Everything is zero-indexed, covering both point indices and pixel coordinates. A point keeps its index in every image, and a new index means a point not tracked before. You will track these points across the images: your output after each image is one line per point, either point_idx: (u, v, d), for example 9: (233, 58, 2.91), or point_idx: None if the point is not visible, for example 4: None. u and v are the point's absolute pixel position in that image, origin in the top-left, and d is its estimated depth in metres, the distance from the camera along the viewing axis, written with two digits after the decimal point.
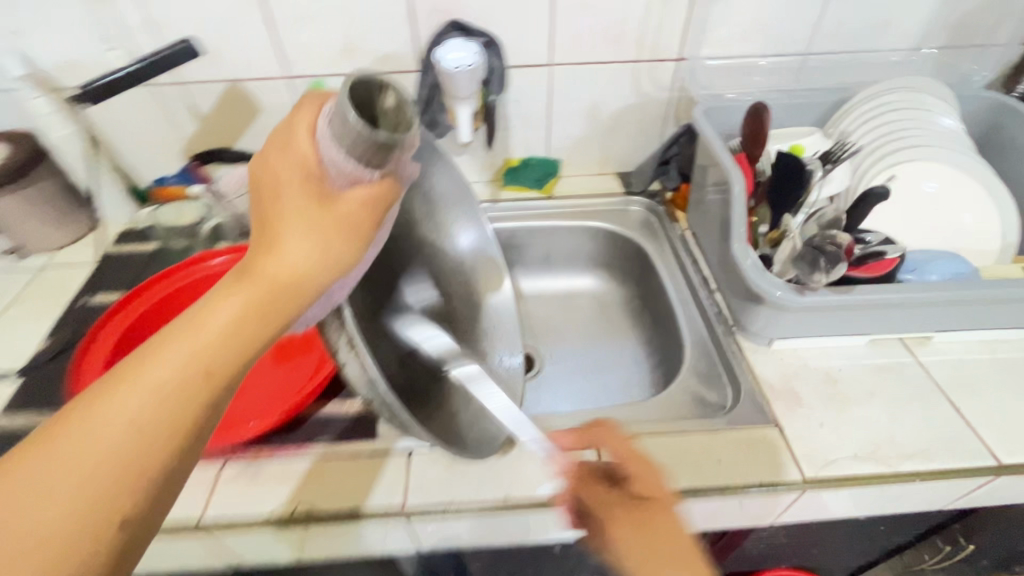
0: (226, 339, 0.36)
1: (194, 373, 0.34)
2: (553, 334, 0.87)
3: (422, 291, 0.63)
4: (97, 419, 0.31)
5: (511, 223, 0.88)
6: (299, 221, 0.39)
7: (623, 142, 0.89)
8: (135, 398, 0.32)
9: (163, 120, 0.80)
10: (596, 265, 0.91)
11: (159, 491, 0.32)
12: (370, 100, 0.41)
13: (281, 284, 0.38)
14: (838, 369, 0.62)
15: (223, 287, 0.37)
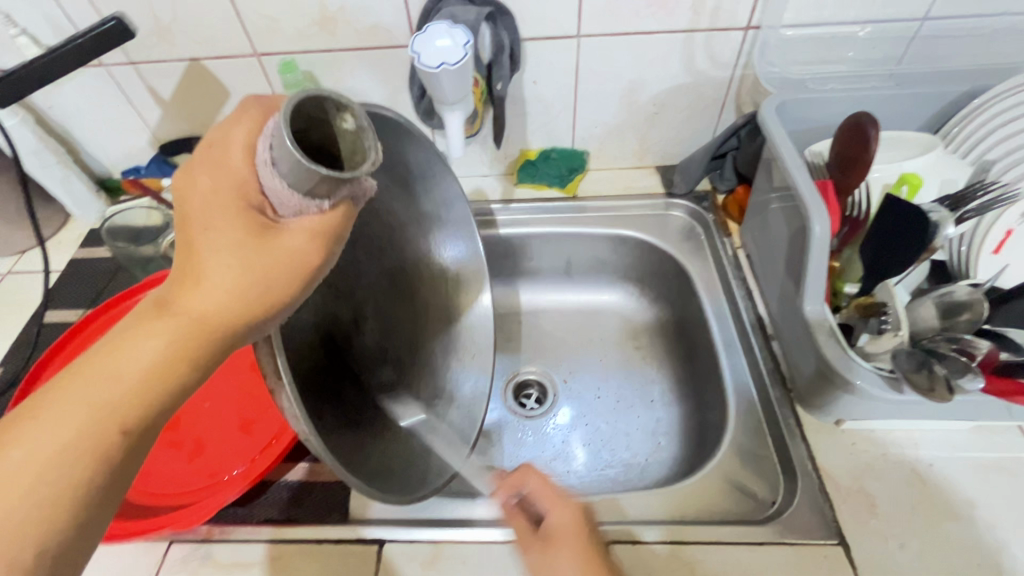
0: (131, 384, 0.28)
1: (106, 427, 0.28)
2: (572, 361, 0.74)
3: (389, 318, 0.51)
4: (0, 468, 0.26)
5: (528, 227, 0.73)
6: (224, 240, 0.28)
7: (668, 131, 0.72)
8: (44, 439, 0.27)
9: (121, 106, 0.68)
10: (628, 277, 0.76)
11: (63, 561, 0.27)
12: (332, 120, 0.27)
13: (195, 331, 0.29)
14: (930, 464, 0.48)
15: (142, 313, 0.29)
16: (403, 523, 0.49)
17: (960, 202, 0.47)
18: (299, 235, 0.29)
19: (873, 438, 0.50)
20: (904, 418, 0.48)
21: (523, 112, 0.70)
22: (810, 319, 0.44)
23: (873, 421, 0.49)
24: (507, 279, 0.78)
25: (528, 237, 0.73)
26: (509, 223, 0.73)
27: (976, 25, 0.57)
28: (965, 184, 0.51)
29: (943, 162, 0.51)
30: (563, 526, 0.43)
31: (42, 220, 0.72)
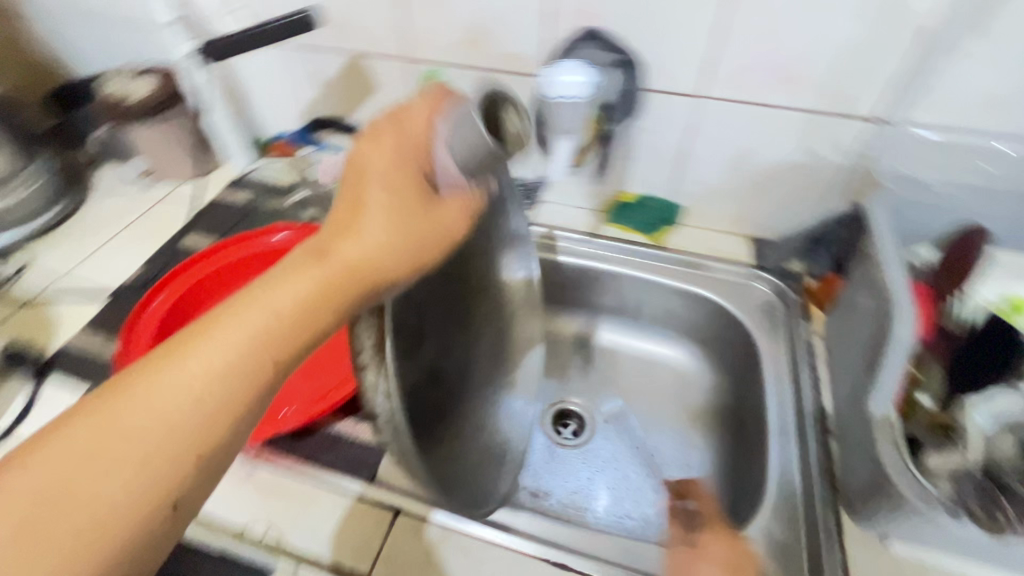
0: (291, 307, 0.34)
1: (265, 353, 0.33)
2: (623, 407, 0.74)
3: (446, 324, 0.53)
4: (164, 386, 0.30)
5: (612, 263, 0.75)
6: (382, 197, 0.39)
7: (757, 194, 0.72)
8: (208, 355, 0.31)
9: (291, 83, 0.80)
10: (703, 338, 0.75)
11: (205, 480, 0.30)
12: (501, 110, 0.45)
13: (366, 273, 0.37)
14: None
15: (317, 252, 0.36)
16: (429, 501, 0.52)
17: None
18: (446, 216, 0.41)
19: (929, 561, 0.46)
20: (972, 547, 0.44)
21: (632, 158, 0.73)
22: (877, 416, 0.42)
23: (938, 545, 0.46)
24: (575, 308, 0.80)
25: (611, 275, 0.75)
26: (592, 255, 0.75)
27: None
28: None
29: None
30: (718, 548, 0.47)
31: (199, 160, 0.85)
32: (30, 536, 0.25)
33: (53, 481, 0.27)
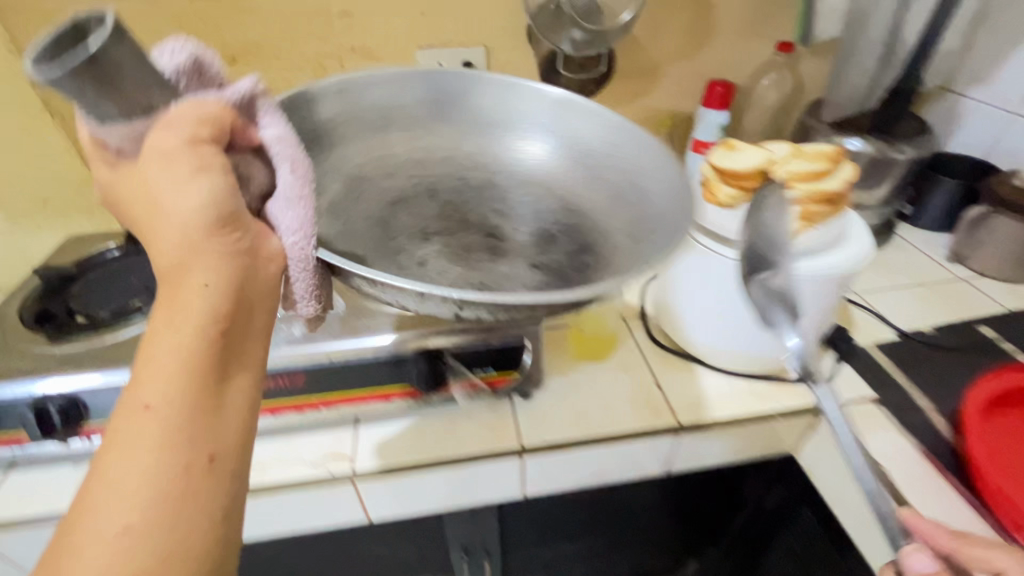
0: (180, 235, 0.37)
1: (182, 281, 0.37)
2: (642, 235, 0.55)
3: (526, 192, 0.63)
4: (152, 362, 0.36)
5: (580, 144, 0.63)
6: (145, 170, 0.37)
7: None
8: (170, 345, 0.36)
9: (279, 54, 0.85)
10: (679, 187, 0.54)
11: (216, 413, 0.36)
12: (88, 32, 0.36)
13: (225, 210, 0.38)
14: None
15: (175, 223, 0.37)
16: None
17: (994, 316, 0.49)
18: (171, 139, 0.37)
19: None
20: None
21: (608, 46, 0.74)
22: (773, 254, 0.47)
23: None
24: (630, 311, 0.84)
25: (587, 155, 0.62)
26: (569, 144, 0.63)
27: None
28: None
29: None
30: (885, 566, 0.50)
31: None
32: (134, 480, 0.33)
33: (136, 464, 0.33)
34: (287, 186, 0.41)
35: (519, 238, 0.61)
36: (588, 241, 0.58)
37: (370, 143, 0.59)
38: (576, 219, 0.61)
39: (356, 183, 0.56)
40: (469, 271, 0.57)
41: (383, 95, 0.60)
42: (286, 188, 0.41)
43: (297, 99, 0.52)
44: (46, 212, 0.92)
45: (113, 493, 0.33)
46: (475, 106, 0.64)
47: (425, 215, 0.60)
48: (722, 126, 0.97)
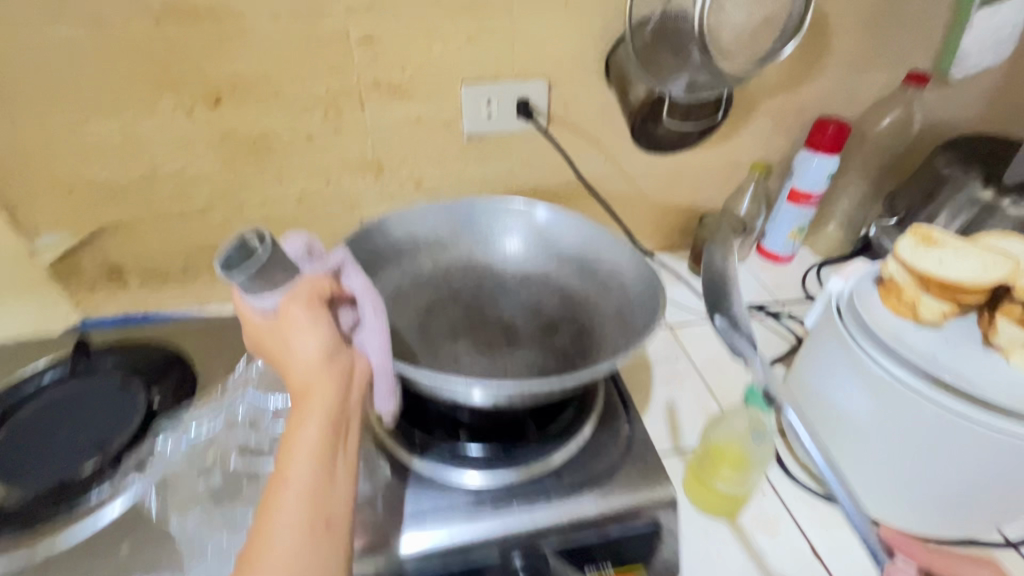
0: (307, 377, 0.47)
1: (312, 406, 0.46)
2: (626, 314, 0.63)
3: (520, 288, 0.70)
4: (293, 457, 0.45)
5: (562, 240, 0.72)
6: (283, 331, 0.48)
7: (671, 122, 0.69)
8: (302, 444, 0.45)
9: (228, 108, 0.77)
10: (644, 263, 0.65)
11: (327, 515, 0.44)
12: (246, 241, 0.49)
13: (333, 347, 0.48)
14: (987, 428, 0.51)
15: (300, 363, 0.47)
16: (473, 510, 0.53)
17: (929, 370, 0.53)
18: (293, 309, 0.47)
19: (903, 385, 0.55)
20: (926, 353, 0.53)
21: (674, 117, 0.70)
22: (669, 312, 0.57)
23: (893, 344, 0.55)
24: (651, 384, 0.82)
25: (574, 248, 0.71)
26: (548, 232, 0.72)
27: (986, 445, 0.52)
28: (927, 365, 0.53)
29: (931, 359, 0.53)
30: None
31: None
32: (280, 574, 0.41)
33: (282, 536, 0.42)
34: (376, 323, 0.51)
35: (523, 326, 0.67)
36: (583, 326, 0.65)
37: (405, 267, 0.69)
38: (574, 304, 0.68)
39: (398, 306, 0.66)
40: (494, 361, 0.63)
41: (414, 218, 0.70)
42: (373, 330, 0.51)
43: (369, 229, 0.66)
44: None
45: (270, 555, 0.41)
46: (474, 208, 0.73)
47: (453, 319, 0.67)
48: (801, 226, 1.01)
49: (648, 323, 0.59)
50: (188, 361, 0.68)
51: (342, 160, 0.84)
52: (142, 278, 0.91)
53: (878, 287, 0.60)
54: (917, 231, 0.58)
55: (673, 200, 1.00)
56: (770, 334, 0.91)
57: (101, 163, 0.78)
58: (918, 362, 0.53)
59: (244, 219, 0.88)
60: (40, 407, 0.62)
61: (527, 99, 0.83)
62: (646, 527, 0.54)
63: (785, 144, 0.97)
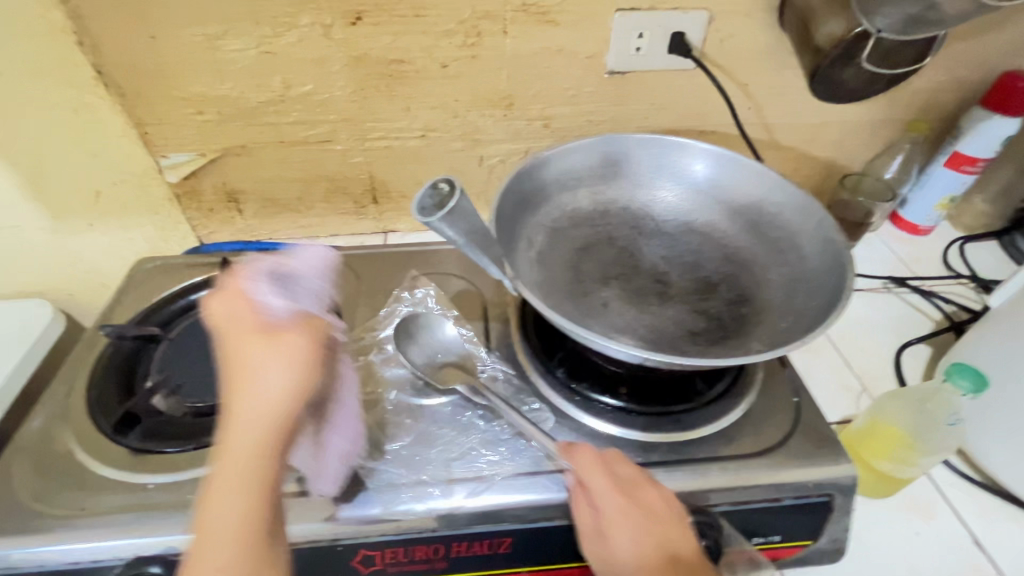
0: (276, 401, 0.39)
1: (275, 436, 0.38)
2: (797, 285, 0.58)
3: (670, 238, 0.67)
4: (223, 490, 0.37)
5: (729, 194, 0.67)
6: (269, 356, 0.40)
7: (868, 65, 0.62)
8: (239, 446, 0.37)
9: (367, 29, 0.72)
10: (828, 236, 0.58)
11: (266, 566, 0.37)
12: (435, 184, 0.44)
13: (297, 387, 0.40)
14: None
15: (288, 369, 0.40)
16: (639, 465, 0.51)
17: None
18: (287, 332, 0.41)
19: None
20: None
21: (872, 58, 0.63)
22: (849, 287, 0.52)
23: None
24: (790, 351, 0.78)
25: (741, 204, 0.66)
26: (708, 183, 0.67)
27: None
28: None
29: None
30: None
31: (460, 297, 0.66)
32: None
33: None
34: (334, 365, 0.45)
35: (675, 278, 0.64)
36: (745, 291, 0.61)
37: (562, 206, 0.68)
38: (732, 262, 0.64)
39: (552, 244, 0.66)
40: (642, 313, 0.60)
41: (572, 156, 0.68)
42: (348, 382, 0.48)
43: (536, 165, 0.66)
44: (99, 213, 0.84)
45: None
46: (629, 148, 0.68)
47: (605, 263, 0.65)
48: (951, 196, 0.91)
49: (819, 307, 0.54)
50: (329, 292, 0.67)
51: (472, 92, 0.79)
52: (259, 204, 0.91)
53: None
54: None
55: (813, 156, 0.92)
56: (911, 311, 0.84)
57: (234, 81, 0.75)
58: None
59: (365, 149, 0.85)
60: (194, 323, 0.64)
61: (682, 33, 0.75)
62: (817, 500, 0.51)
63: (953, 101, 0.87)
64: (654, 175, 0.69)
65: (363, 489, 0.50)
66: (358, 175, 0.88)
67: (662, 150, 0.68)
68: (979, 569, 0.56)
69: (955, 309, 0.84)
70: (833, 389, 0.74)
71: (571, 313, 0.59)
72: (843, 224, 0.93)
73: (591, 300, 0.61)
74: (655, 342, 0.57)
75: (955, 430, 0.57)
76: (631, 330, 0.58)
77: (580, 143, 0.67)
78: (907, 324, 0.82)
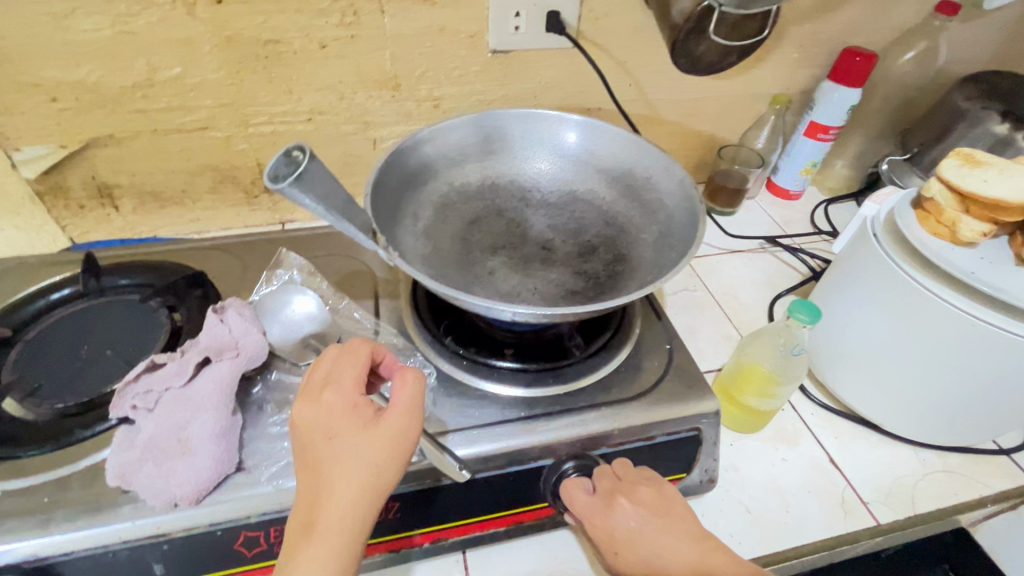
0: (365, 460, 0.41)
1: (368, 489, 0.41)
2: (663, 241, 0.62)
3: (556, 208, 0.70)
4: (315, 536, 0.39)
5: (605, 162, 0.70)
6: (359, 430, 0.42)
7: (717, 38, 0.68)
8: (338, 497, 0.40)
9: (234, 7, 0.69)
10: (688, 193, 0.63)
11: None
12: (288, 153, 0.44)
13: (385, 442, 0.42)
14: (1021, 335, 0.53)
15: (386, 440, 0.42)
16: (524, 420, 0.54)
17: (962, 278, 0.55)
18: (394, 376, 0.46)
19: (931, 298, 0.57)
20: (965, 269, 0.55)
21: (721, 31, 0.68)
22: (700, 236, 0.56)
23: (929, 255, 0.57)
24: (678, 311, 0.84)
25: (617, 171, 0.70)
26: (587, 153, 0.71)
27: (991, 354, 0.55)
28: (958, 273, 0.54)
29: (962, 269, 0.55)
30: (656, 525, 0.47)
31: (350, 277, 0.66)
32: None
33: None
34: (402, 422, 0.43)
35: (560, 245, 0.67)
36: (623, 251, 0.65)
37: (450, 181, 0.69)
38: (611, 227, 0.67)
39: (441, 218, 0.67)
40: (527, 279, 0.62)
41: (456, 132, 0.69)
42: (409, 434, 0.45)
43: (418, 141, 0.66)
44: None
45: None
46: (510, 122, 0.70)
47: (493, 234, 0.67)
48: (812, 161, 1.01)
49: (680, 257, 0.58)
50: (209, 281, 0.65)
51: (355, 73, 0.79)
52: (138, 199, 0.85)
53: (916, 208, 0.61)
54: (962, 153, 0.59)
55: (695, 129, 0.99)
56: (783, 267, 0.92)
57: (91, 66, 0.70)
58: (955, 272, 0.54)
59: (249, 136, 0.82)
60: (54, 322, 0.59)
61: (557, 11, 0.78)
62: (686, 435, 0.56)
63: (808, 75, 0.96)
64: (536, 148, 0.71)
65: (241, 470, 0.48)
66: (245, 163, 0.85)
67: (540, 123, 0.71)
68: (834, 483, 0.64)
69: (819, 262, 0.93)
70: (715, 340, 0.80)
71: (457, 283, 0.60)
72: (723, 192, 1.01)
73: (479, 271, 0.63)
74: (538, 304, 0.59)
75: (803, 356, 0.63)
76: (516, 295, 0.60)
77: (462, 118, 0.68)
78: (780, 279, 0.90)
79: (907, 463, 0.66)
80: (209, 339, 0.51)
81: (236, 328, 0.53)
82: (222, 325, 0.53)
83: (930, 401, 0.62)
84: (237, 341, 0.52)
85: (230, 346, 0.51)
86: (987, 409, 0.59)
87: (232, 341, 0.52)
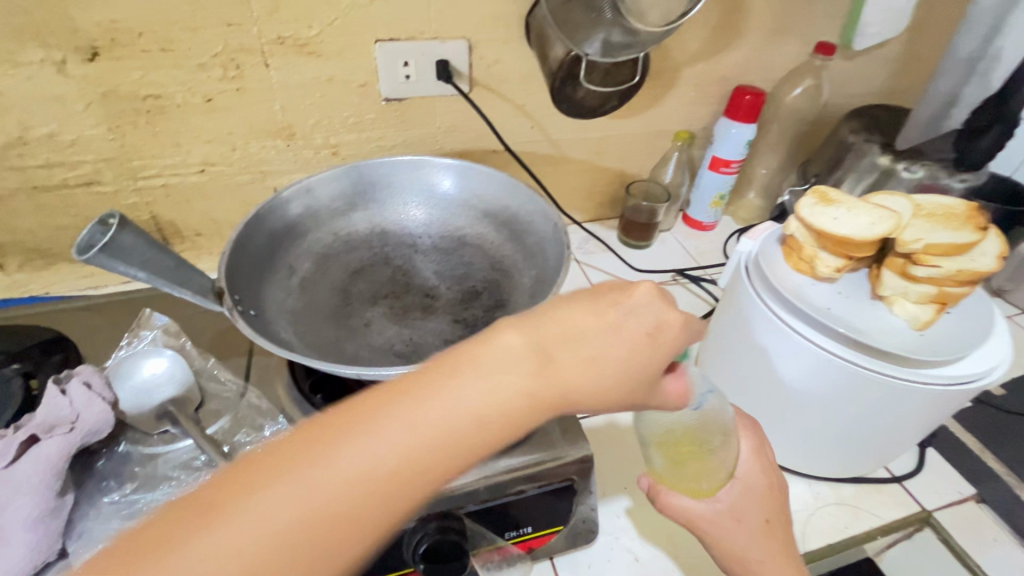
0: (446, 410, 0.35)
1: (415, 454, 0.34)
2: (538, 285, 0.62)
3: (443, 253, 0.70)
4: (339, 460, 0.33)
5: (490, 207, 0.71)
6: (559, 358, 0.37)
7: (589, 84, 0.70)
8: (388, 445, 0.33)
9: (108, 64, 0.69)
10: (561, 237, 0.63)
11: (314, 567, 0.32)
12: (103, 221, 0.45)
13: (486, 418, 0.35)
14: (880, 373, 0.53)
15: (494, 398, 0.35)
16: None
17: (820, 317, 0.55)
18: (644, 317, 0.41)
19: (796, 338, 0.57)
20: (822, 307, 0.56)
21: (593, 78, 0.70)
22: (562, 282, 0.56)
23: (791, 294, 0.57)
24: None
25: (500, 215, 0.70)
26: (473, 198, 0.71)
27: (855, 391, 0.55)
28: (816, 312, 0.55)
29: (820, 307, 0.56)
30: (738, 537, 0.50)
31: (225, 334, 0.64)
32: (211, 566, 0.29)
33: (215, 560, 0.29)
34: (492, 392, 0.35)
35: (443, 291, 0.66)
36: (504, 296, 0.64)
37: (333, 232, 0.69)
38: (496, 271, 0.67)
39: (321, 270, 0.66)
40: (403, 329, 0.61)
41: (339, 182, 0.69)
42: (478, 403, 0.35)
43: (295, 195, 0.66)
44: None
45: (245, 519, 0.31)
46: (394, 170, 0.71)
47: (376, 283, 0.66)
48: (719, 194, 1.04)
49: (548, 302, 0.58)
50: (71, 344, 0.62)
51: (246, 124, 0.78)
52: (23, 258, 0.82)
53: (781, 246, 0.62)
54: (817, 191, 0.61)
55: (603, 167, 1.01)
56: (692, 299, 0.94)
57: None
58: (813, 311, 0.55)
59: (140, 189, 0.80)
60: None
61: (446, 60, 0.80)
62: (560, 486, 0.54)
63: (707, 113, 0.99)
64: (422, 196, 0.72)
65: (63, 557, 0.45)
66: (138, 217, 0.82)
67: (424, 171, 0.71)
68: None
69: None
70: None
71: (326, 338, 0.58)
72: (634, 226, 1.02)
73: (354, 323, 0.61)
74: (411, 356, 0.58)
75: (713, 397, 0.52)
76: (390, 347, 0.59)
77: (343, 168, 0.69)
78: (687, 311, 0.91)
79: (800, 498, 0.66)
80: (46, 412, 0.48)
81: (74, 400, 0.49)
82: (60, 397, 0.50)
83: (812, 437, 0.62)
84: (74, 413, 0.49)
85: (65, 421, 0.48)
86: (862, 441, 0.59)
87: (68, 415, 0.48)
